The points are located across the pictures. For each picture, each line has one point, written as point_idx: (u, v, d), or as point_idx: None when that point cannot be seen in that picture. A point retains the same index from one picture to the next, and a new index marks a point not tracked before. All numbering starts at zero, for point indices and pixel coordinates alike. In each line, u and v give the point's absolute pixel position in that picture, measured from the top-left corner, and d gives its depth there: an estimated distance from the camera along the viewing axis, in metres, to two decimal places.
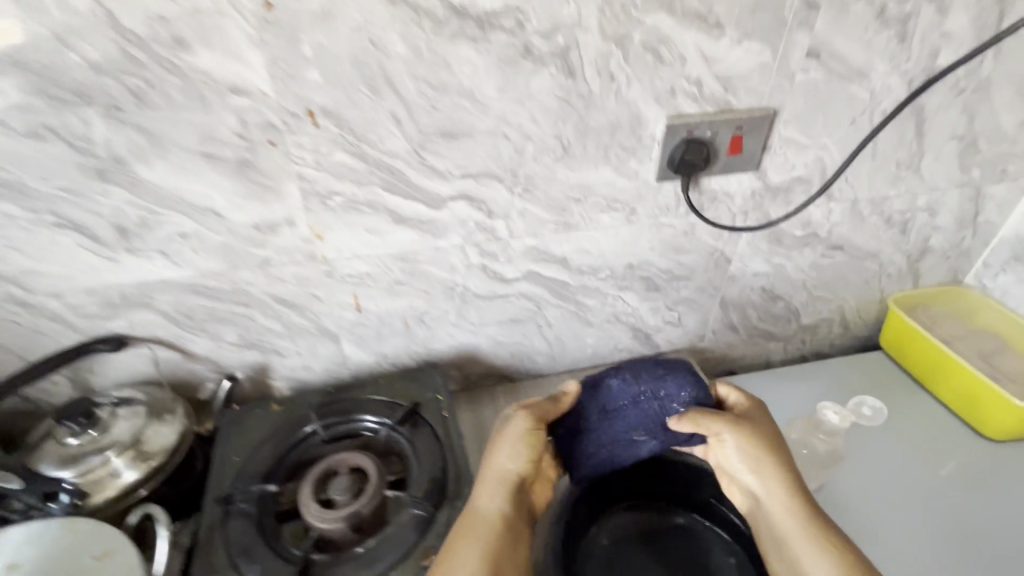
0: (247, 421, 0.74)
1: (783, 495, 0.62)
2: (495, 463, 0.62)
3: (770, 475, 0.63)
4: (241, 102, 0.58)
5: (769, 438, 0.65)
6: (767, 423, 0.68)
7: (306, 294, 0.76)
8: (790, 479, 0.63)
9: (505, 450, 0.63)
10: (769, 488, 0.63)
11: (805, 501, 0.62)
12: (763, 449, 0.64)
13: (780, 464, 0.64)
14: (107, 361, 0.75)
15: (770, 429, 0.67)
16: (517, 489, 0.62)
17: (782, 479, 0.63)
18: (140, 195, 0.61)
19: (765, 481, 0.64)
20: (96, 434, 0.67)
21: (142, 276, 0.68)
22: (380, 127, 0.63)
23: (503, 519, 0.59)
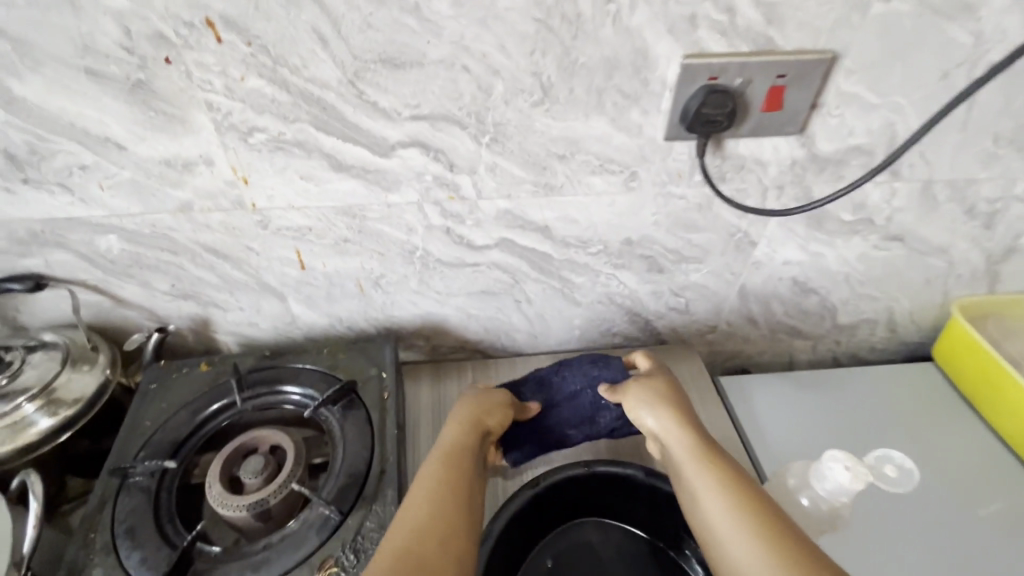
0: (171, 380, 0.67)
1: (682, 436, 0.57)
2: (457, 412, 0.63)
3: (667, 420, 0.59)
4: (120, 4, 0.47)
5: (665, 387, 0.63)
6: (673, 380, 0.66)
7: (238, 245, 0.66)
8: (691, 423, 0.58)
9: (467, 403, 0.64)
10: (667, 430, 0.58)
11: (709, 442, 0.56)
12: (657, 397, 0.62)
13: (679, 410, 0.60)
14: (30, 301, 0.69)
15: (672, 382, 0.65)
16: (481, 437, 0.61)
17: (676, 421, 0.58)
18: (22, 116, 0.52)
19: (662, 423, 0.59)
20: (3, 380, 0.61)
21: (47, 212, 0.60)
22: (302, 47, 0.51)
23: (465, 456, 0.56)
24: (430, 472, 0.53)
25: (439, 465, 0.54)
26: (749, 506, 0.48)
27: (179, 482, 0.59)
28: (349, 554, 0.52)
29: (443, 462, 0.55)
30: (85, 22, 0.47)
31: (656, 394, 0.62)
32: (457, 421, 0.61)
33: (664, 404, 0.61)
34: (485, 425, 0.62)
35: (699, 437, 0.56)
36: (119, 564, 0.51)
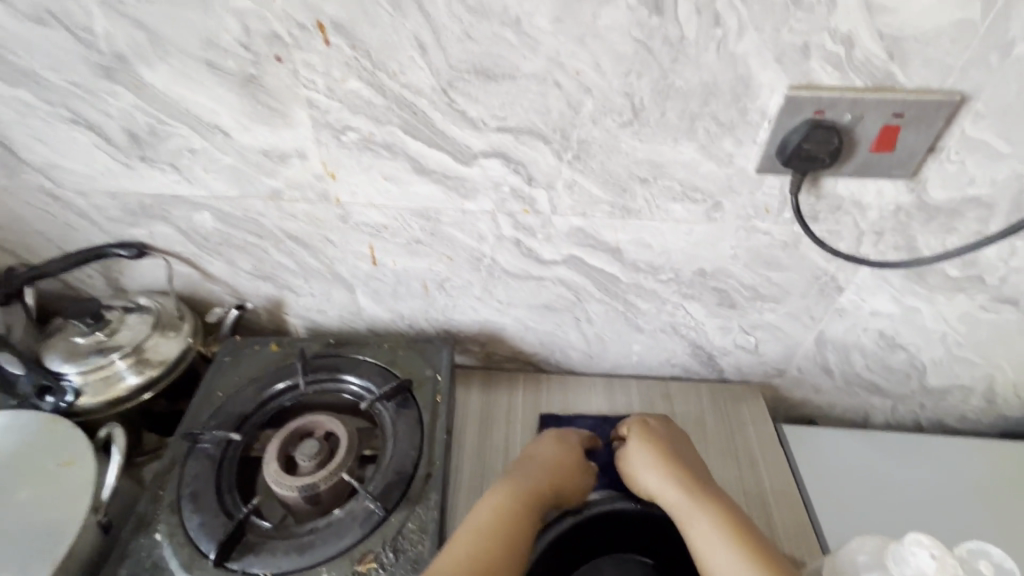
0: (243, 355, 0.71)
1: (675, 491, 0.58)
2: (554, 456, 0.63)
3: (659, 478, 0.59)
4: (243, 4, 0.50)
5: (650, 442, 0.63)
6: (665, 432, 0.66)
7: (319, 236, 0.69)
8: (677, 472, 0.59)
9: (562, 454, 0.63)
10: (659, 486, 0.59)
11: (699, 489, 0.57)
12: (646, 458, 0.62)
13: (665, 461, 0.61)
14: (132, 266, 0.75)
15: (659, 432, 0.65)
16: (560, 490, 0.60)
17: (664, 479, 0.59)
18: (147, 100, 0.57)
19: (651, 478, 0.60)
20: (103, 336, 0.67)
21: (157, 188, 0.65)
22: (402, 54, 0.52)
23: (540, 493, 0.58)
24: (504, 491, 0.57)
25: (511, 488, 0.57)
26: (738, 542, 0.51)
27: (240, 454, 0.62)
28: (389, 552, 0.53)
29: (514, 485, 0.58)
30: (211, 19, 0.51)
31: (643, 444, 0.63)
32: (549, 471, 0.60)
33: (652, 465, 0.61)
34: (581, 483, 0.62)
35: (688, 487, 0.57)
36: (180, 524, 0.55)
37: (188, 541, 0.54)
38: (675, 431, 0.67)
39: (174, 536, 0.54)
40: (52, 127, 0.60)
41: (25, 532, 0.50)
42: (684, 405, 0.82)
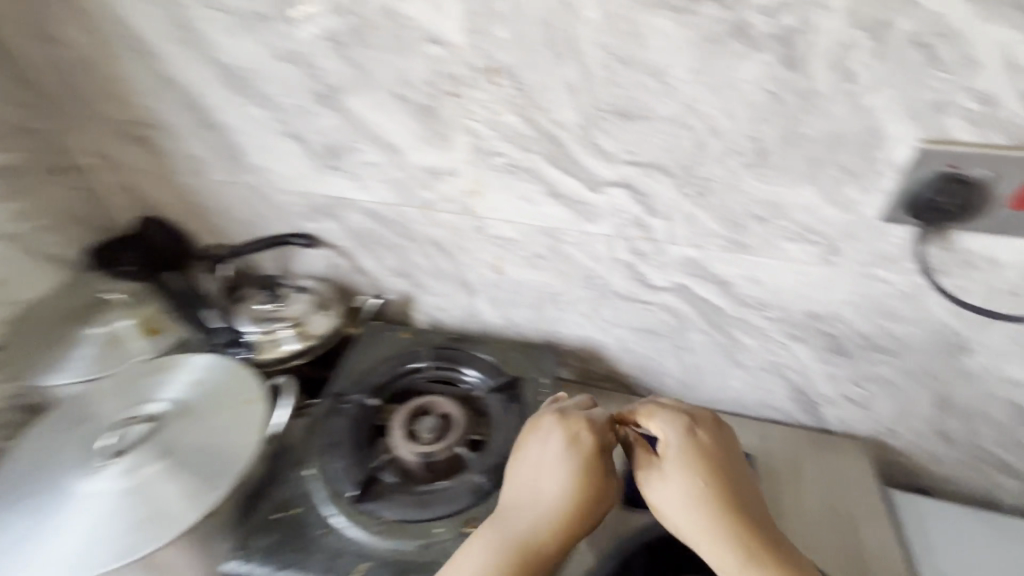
0: (380, 337, 0.83)
1: (726, 550, 0.53)
2: (562, 485, 0.56)
3: (699, 529, 0.54)
4: (434, 51, 0.62)
5: (693, 477, 0.56)
6: (706, 454, 0.58)
7: (455, 243, 0.79)
8: (724, 523, 0.54)
9: (568, 489, 0.56)
10: (698, 533, 0.54)
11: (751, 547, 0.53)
12: (685, 498, 0.55)
13: (709, 503, 0.55)
14: (301, 255, 0.91)
15: (699, 459, 0.58)
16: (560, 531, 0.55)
17: (704, 529, 0.54)
18: (345, 121, 0.71)
19: (689, 522, 0.55)
20: (279, 307, 0.83)
21: (335, 192, 0.80)
22: (555, 95, 0.61)
23: (529, 545, 0.55)
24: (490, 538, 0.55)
25: (496, 537, 0.55)
26: None
27: (373, 417, 0.72)
28: None
29: (500, 535, 0.55)
30: (408, 62, 0.64)
31: (682, 478, 0.56)
32: (552, 513, 0.56)
33: (687, 509, 0.55)
34: (591, 522, 0.57)
35: (741, 550, 0.52)
36: (326, 465, 0.65)
37: (331, 480, 0.64)
38: (718, 447, 0.59)
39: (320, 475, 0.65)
40: (270, 138, 0.77)
41: (215, 451, 0.63)
42: (779, 448, 0.81)
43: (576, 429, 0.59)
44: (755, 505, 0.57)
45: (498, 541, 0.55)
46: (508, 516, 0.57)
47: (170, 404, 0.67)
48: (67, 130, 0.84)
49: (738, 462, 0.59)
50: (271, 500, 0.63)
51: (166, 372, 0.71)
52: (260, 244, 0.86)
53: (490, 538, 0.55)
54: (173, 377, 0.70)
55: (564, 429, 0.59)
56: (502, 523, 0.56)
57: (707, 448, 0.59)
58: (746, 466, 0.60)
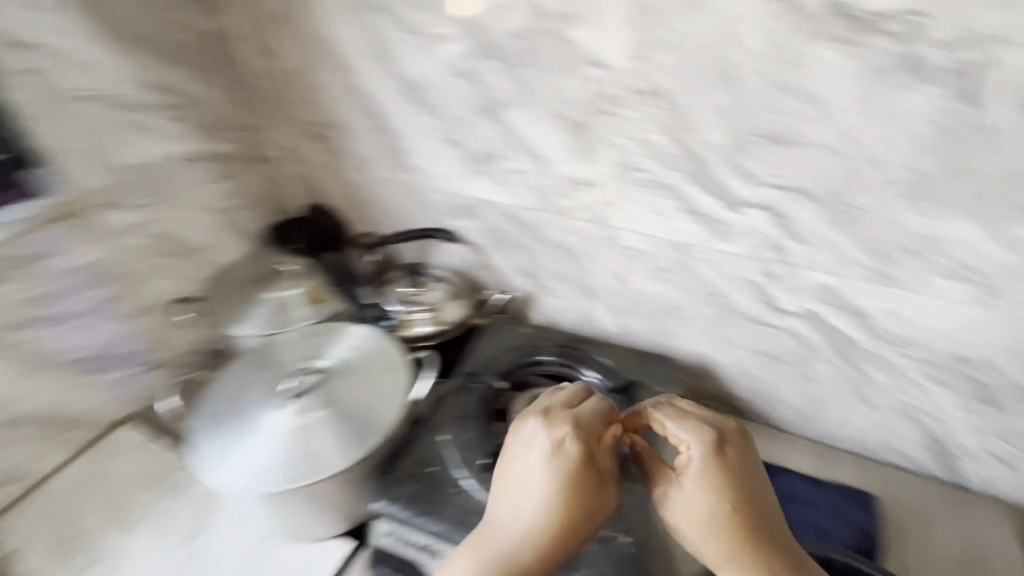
0: (505, 330, 0.91)
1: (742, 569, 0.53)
2: (549, 497, 0.56)
3: (721, 547, 0.54)
4: (596, 73, 0.68)
5: (713, 493, 0.56)
6: (726, 470, 0.57)
7: (584, 250, 0.85)
8: (746, 540, 0.54)
9: (552, 505, 0.56)
10: (713, 549, 0.54)
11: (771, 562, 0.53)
12: (704, 514, 0.55)
13: (729, 521, 0.54)
14: (439, 249, 1.01)
15: (718, 475, 0.57)
16: (546, 548, 0.55)
17: (725, 547, 0.54)
18: (502, 132, 0.80)
19: (706, 539, 0.55)
20: (421, 293, 0.93)
21: (479, 194, 0.88)
22: (707, 117, 0.65)
23: (512, 560, 0.54)
24: (473, 551, 0.56)
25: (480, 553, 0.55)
26: None
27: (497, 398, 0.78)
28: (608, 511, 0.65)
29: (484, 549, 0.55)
30: (569, 81, 0.71)
31: (700, 495, 0.56)
32: (546, 526, 0.55)
33: (707, 525, 0.54)
34: (574, 540, 0.56)
35: (763, 566, 0.53)
36: (458, 435, 0.73)
37: (462, 449, 0.71)
38: (737, 462, 0.58)
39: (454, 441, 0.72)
40: (431, 143, 0.87)
41: (362, 408, 0.72)
42: (904, 497, 0.77)
43: (561, 437, 0.59)
44: (778, 520, 0.57)
45: (480, 558, 0.55)
46: (492, 527, 0.57)
47: (336, 362, 0.77)
48: (266, 126, 1.01)
49: (758, 476, 0.58)
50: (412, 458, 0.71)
51: (334, 336, 0.81)
52: (401, 235, 0.95)
53: (473, 552, 0.55)
54: (337, 339, 0.80)
55: (552, 438, 0.59)
56: (488, 534, 0.57)
57: (722, 466, 0.58)
58: (765, 479, 0.59)
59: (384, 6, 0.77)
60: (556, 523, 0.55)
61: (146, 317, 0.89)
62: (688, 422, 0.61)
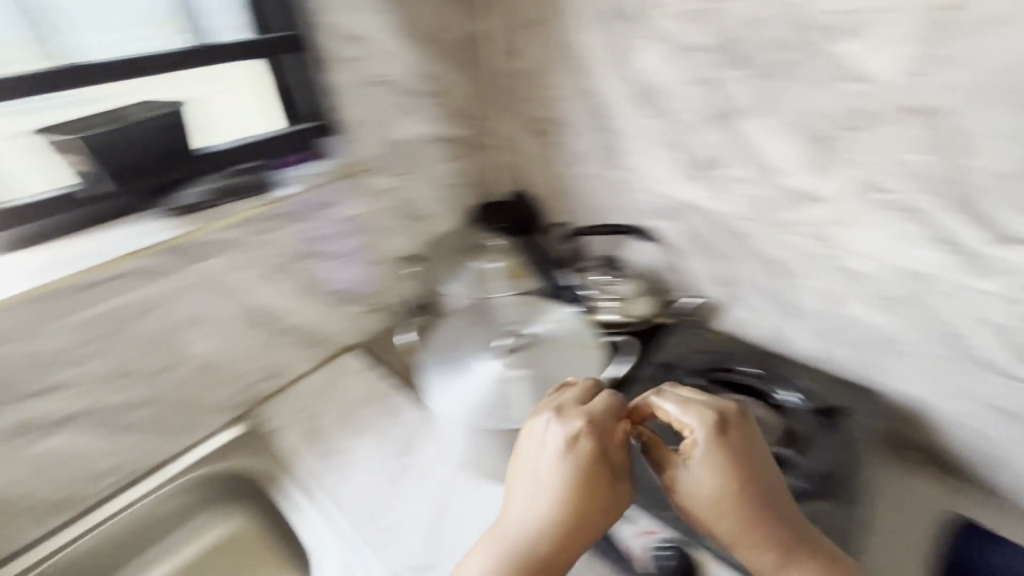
0: (696, 332, 0.93)
1: (755, 546, 0.53)
2: (559, 495, 0.55)
3: (736, 529, 0.53)
4: (858, 87, 0.67)
5: (720, 480, 0.54)
6: (731, 453, 0.55)
7: (795, 266, 0.83)
8: (753, 519, 0.53)
9: (564, 504, 0.55)
10: (725, 532, 0.54)
11: (781, 537, 0.53)
12: (713, 498, 0.54)
13: (740, 500, 0.53)
14: (629, 246, 1.05)
15: (723, 458, 0.55)
16: (560, 549, 0.54)
17: (735, 528, 0.53)
18: (731, 139, 0.82)
19: (719, 523, 0.54)
20: (611, 284, 0.98)
21: (689, 198, 0.91)
22: (990, 142, 0.61)
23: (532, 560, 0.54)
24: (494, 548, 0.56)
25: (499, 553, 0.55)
26: None
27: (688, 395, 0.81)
28: None
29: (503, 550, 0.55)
30: (824, 94, 0.70)
31: (710, 483, 0.54)
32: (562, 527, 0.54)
33: (716, 510, 0.54)
34: (590, 537, 0.55)
35: (773, 543, 0.53)
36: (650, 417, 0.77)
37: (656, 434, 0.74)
38: (742, 444, 0.56)
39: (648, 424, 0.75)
40: (651, 145, 0.92)
41: (562, 376, 0.79)
42: None
43: (566, 432, 0.58)
44: (784, 493, 0.56)
45: (499, 552, 0.55)
46: (507, 522, 0.57)
47: (543, 332, 0.85)
48: (493, 118, 1.14)
49: (763, 453, 0.56)
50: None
51: (541, 309, 0.90)
52: (596, 228, 1.00)
53: (490, 546, 0.56)
54: (546, 313, 0.89)
55: (561, 437, 0.58)
56: (504, 529, 0.57)
57: (730, 450, 0.55)
58: (768, 456, 0.58)
59: (635, 16, 0.83)
60: (573, 520, 0.55)
61: (379, 268, 1.07)
62: (687, 409, 0.59)
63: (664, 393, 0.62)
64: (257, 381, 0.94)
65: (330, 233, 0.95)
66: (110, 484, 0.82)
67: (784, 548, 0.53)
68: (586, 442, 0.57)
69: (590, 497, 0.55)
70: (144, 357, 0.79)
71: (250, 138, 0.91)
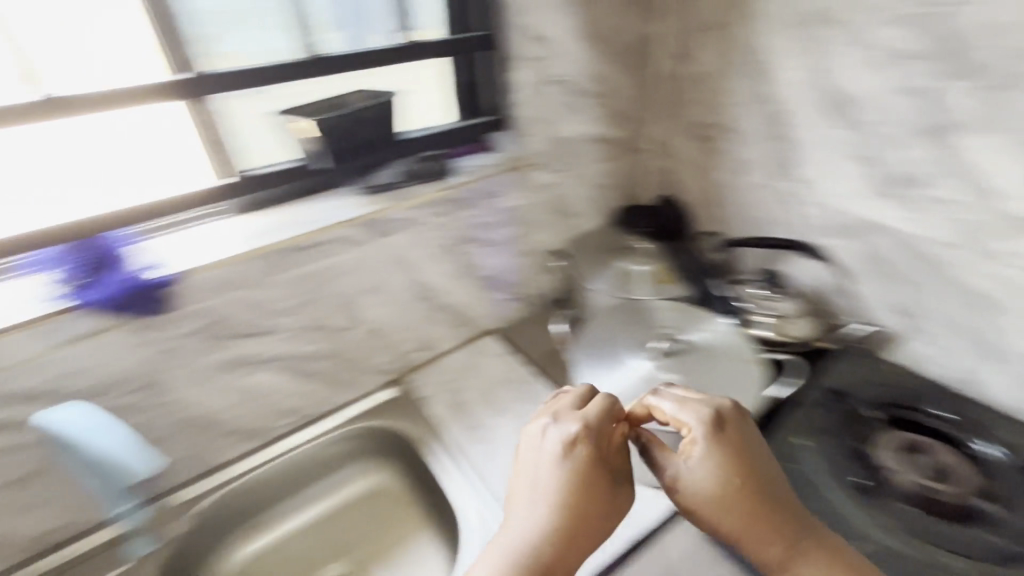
0: (870, 362, 0.88)
1: (761, 534, 0.57)
2: (561, 496, 0.57)
3: (740, 521, 0.57)
4: None
5: (719, 474, 0.58)
6: (728, 446, 0.60)
7: (1005, 302, 0.74)
8: (753, 509, 0.57)
9: (568, 503, 0.56)
10: (728, 525, 0.57)
11: (780, 526, 0.58)
12: (715, 492, 0.57)
13: (742, 490, 0.57)
14: (792, 262, 0.99)
15: (723, 453, 0.59)
16: (565, 551, 0.54)
17: (738, 520, 0.57)
18: (941, 155, 0.74)
19: (723, 517, 0.57)
20: (770, 299, 0.93)
21: (874, 216, 0.84)
22: None
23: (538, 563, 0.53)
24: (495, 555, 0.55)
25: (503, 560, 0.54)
26: None
27: (865, 426, 0.77)
28: None
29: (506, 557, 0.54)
30: None
31: (710, 475, 0.58)
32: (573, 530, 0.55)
33: (717, 501, 0.57)
34: (596, 538, 0.56)
35: (774, 531, 0.57)
36: (821, 443, 0.74)
37: (829, 459, 0.72)
38: (736, 438, 0.61)
39: (819, 449, 0.73)
40: (835, 156, 0.86)
41: (722, 387, 0.78)
42: None
43: (568, 432, 0.62)
44: (780, 482, 0.60)
45: (501, 556, 0.54)
46: (511, 528, 0.57)
47: (700, 341, 0.85)
48: (651, 121, 1.14)
49: (761, 449, 0.61)
50: (772, 450, 0.72)
51: (697, 318, 0.89)
52: (763, 240, 0.96)
53: (492, 552, 0.55)
54: (703, 323, 0.88)
55: (563, 436, 0.61)
56: (507, 534, 0.56)
57: (727, 443, 0.60)
58: (764, 453, 0.62)
59: (842, 20, 0.78)
60: (585, 519, 0.56)
61: (525, 259, 1.11)
62: (680, 410, 0.64)
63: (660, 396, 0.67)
64: (410, 351, 1.03)
65: (492, 222, 1.01)
66: (288, 423, 0.93)
67: (787, 536, 0.57)
68: (582, 445, 0.61)
69: (595, 496, 0.57)
70: (332, 315, 0.88)
71: (428, 125, 0.99)
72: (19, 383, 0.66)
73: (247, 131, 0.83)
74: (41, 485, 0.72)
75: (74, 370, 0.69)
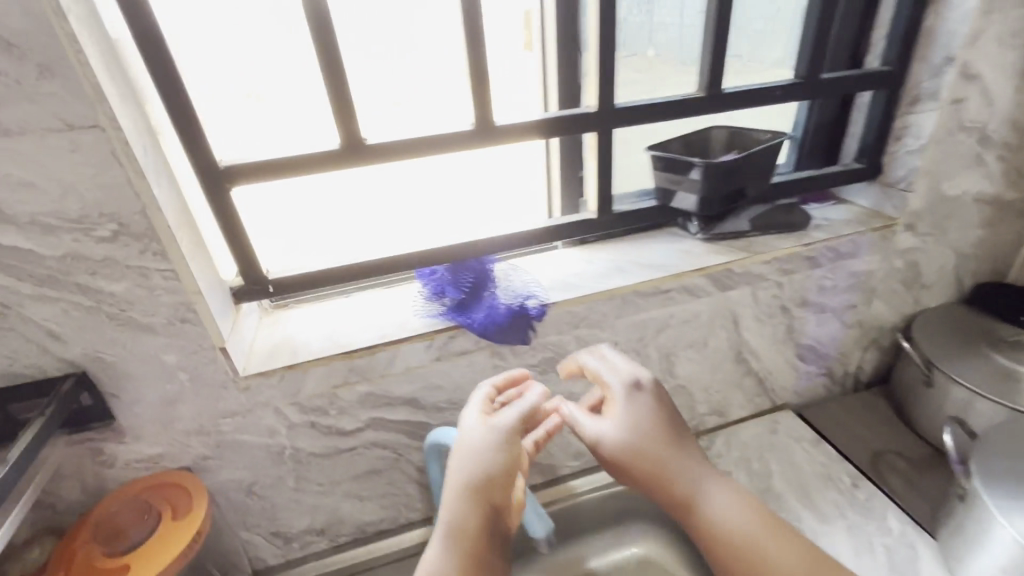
0: None
1: (688, 476, 0.60)
2: (483, 466, 0.57)
3: (664, 463, 0.59)
4: None
5: (626, 432, 0.60)
6: (639, 406, 0.62)
7: None
8: (668, 453, 0.60)
9: (492, 474, 0.57)
10: (656, 472, 0.59)
11: (697, 469, 0.61)
12: (634, 443, 0.59)
13: (660, 437, 0.60)
14: None
15: (634, 410, 0.61)
16: (499, 518, 0.56)
17: (645, 471, 0.59)
18: None
19: (648, 466, 0.59)
20: None
21: None
22: None
23: (483, 534, 0.55)
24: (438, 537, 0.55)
25: (445, 539, 0.55)
26: (749, 519, 0.60)
27: None
28: None
29: (448, 535, 0.55)
30: None
31: (631, 428, 0.60)
32: (467, 482, 0.56)
33: (625, 458, 0.59)
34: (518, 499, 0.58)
35: (693, 469, 0.61)
36: None
37: None
38: (654, 396, 0.63)
39: None
40: None
41: None
42: None
43: (482, 397, 0.63)
44: (687, 440, 0.62)
45: (447, 531, 0.55)
46: (446, 508, 0.57)
47: None
48: None
49: (674, 410, 0.63)
50: None
51: None
52: None
53: (441, 532, 0.56)
54: None
55: (474, 402, 0.63)
56: (446, 516, 0.56)
57: (643, 399, 0.62)
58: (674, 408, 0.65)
59: None
60: (477, 471, 0.57)
61: (851, 330, 0.94)
62: (593, 366, 0.66)
63: (593, 355, 0.68)
64: (704, 413, 0.92)
65: (835, 285, 0.85)
66: (574, 464, 0.89)
67: (704, 474, 0.61)
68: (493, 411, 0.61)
69: (488, 447, 0.58)
70: (650, 366, 0.82)
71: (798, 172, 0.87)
72: (398, 389, 0.69)
73: (622, 162, 0.83)
74: (382, 481, 0.76)
75: (438, 384, 0.71)
